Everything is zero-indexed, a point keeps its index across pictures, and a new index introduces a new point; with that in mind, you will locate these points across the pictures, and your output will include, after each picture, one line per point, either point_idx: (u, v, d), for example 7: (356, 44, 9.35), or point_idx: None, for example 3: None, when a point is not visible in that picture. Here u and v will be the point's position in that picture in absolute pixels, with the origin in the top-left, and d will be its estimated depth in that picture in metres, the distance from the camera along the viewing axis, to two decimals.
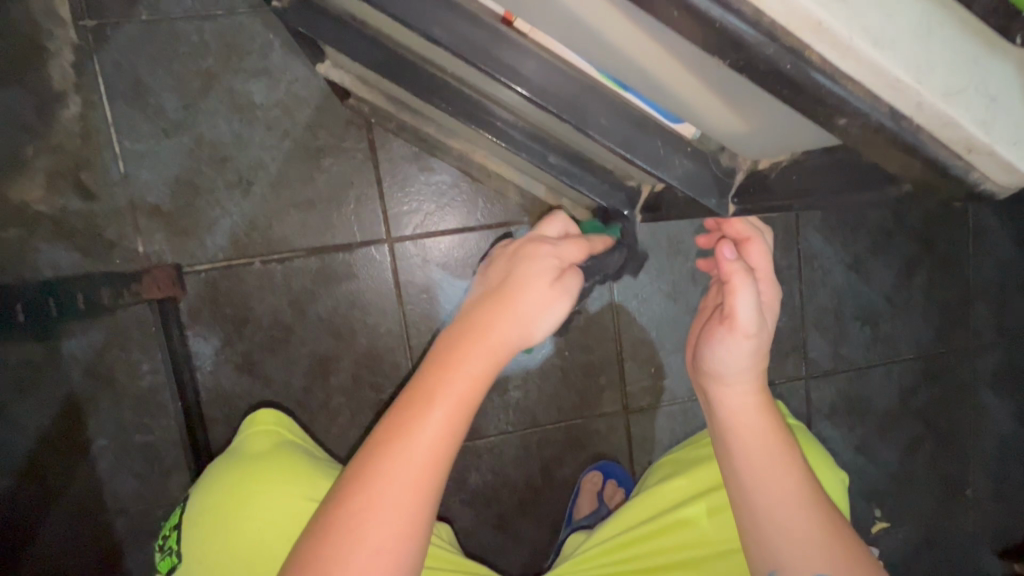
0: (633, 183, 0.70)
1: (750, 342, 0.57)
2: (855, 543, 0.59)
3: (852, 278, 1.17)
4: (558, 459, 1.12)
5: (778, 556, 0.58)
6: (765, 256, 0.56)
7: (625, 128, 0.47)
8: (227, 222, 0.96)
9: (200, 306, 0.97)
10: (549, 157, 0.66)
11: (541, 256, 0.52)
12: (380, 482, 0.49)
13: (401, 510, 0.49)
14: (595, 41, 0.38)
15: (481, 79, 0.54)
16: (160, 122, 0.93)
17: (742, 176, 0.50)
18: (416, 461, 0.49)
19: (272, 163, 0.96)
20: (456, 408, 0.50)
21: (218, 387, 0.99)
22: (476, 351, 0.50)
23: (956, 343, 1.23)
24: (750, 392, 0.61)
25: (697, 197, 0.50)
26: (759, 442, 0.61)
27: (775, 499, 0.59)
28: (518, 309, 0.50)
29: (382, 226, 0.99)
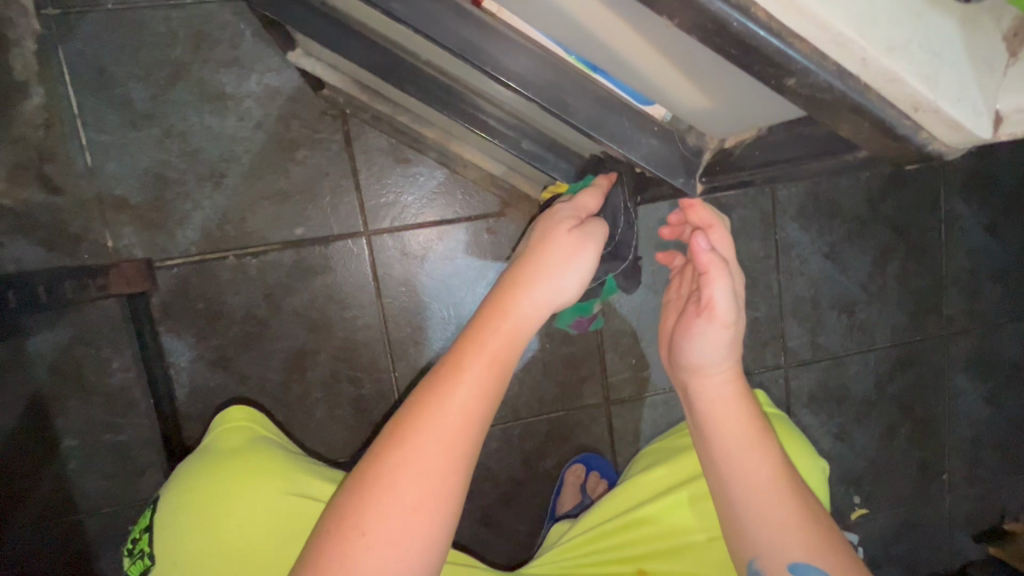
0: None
1: (727, 332, 0.57)
2: (831, 527, 0.59)
3: (828, 267, 1.18)
4: (541, 452, 1.12)
5: (760, 546, 0.59)
6: (730, 243, 0.55)
7: (593, 107, 0.47)
8: (199, 215, 0.94)
9: (172, 301, 0.95)
10: (523, 143, 0.66)
11: (562, 216, 0.52)
12: (403, 456, 0.47)
13: (426, 487, 0.47)
14: (560, 17, 0.37)
15: (452, 64, 0.53)
16: (127, 113, 0.91)
17: (710, 155, 0.51)
18: (441, 432, 0.47)
19: (244, 154, 0.94)
20: (483, 377, 0.49)
21: (192, 384, 0.97)
22: (503, 318, 0.50)
23: (930, 330, 1.25)
24: (725, 380, 0.61)
25: (665, 177, 0.50)
26: (736, 433, 0.60)
27: (755, 491, 0.59)
28: (547, 266, 0.50)
29: (358, 218, 0.98)
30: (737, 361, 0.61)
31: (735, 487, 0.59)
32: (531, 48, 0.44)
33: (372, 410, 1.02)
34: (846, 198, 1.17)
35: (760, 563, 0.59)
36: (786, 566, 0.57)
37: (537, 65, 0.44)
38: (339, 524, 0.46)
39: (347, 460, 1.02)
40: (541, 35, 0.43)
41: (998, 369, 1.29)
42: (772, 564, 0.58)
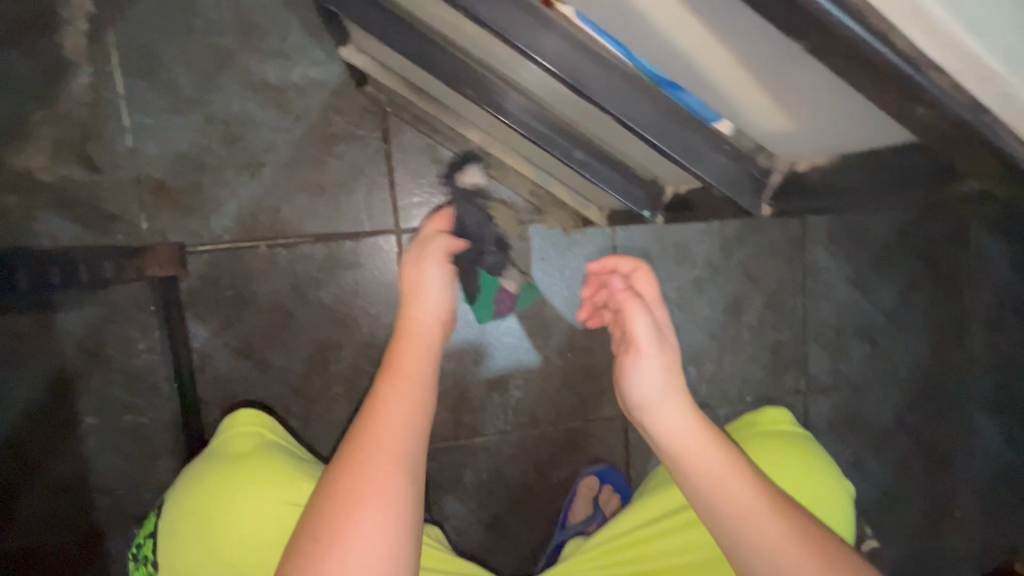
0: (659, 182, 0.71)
1: (659, 360, 0.58)
2: (813, 525, 0.56)
3: (854, 295, 1.18)
4: (554, 461, 1.11)
5: (749, 564, 0.54)
6: (653, 284, 0.62)
7: (668, 124, 0.47)
8: (234, 203, 0.94)
9: (201, 287, 0.95)
10: (575, 153, 0.65)
11: (412, 252, 0.54)
12: (350, 492, 0.46)
13: (377, 525, 0.45)
14: (657, 41, 0.38)
15: (517, 68, 0.53)
16: (172, 98, 0.91)
17: (778, 177, 0.51)
18: (381, 459, 0.47)
19: (284, 146, 0.95)
20: (412, 405, 0.49)
21: (215, 371, 0.97)
22: (406, 343, 0.52)
23: (952, 363, 1.24)
24: (679, 409, 0.57)
25: (733, 195, 0.51)
26: (703, 456, 0.56)
27: (734, 512, 0.54)
28: (423, 300, 0.53)
29: (390, 216, 0.98)
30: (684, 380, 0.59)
31: (714, 510, 0.55)
32: (616, 67, 0.44)
33: None
34: (876, 226, 1.16)
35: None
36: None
37: (620, 84, 0.44)
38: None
39: None
40: (628, 54, 0.43)
41: None
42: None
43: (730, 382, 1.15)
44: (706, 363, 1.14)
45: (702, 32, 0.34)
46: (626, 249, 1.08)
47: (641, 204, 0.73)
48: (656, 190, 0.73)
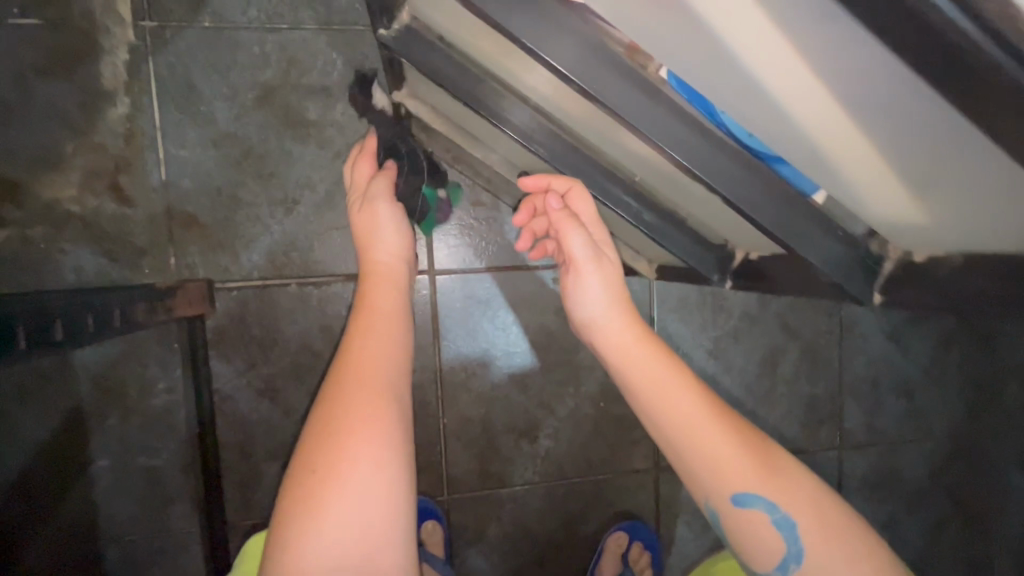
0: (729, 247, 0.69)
1: (596, 276, 0.57)
2: (760, 436, 0.52)
3: (891, 348, 1.15)
4: (582, 515, 1.06)
5: (702, 482, 0.50)
6: (588, 203, 0.60)
7: (775, 203, 0.46)
8: (267, 239, 0.92)
9: (227, 325, 0.92)
10: (644, 214, 0.65)
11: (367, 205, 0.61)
12: (334, 412, 0.47)
13: (363, 439, 0.46)
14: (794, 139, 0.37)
15: (602, 132, 0.53)
16: (209, 131, 0.89)
17: (890, 264, 0.49)
18: (358, 380, 0.49)
19: (320, 183, 0.92)
20: (381, 321, 0.54)
21: (236, 413, 0.93)
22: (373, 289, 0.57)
23: (989, 422, 1.20)
24: (623, 327, 0.55)
25: (844, 282, 0.49)
26: (653, 374, 0.51)
27: (682, 427, 0.50)
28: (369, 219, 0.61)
29: (425, 257, 0.96)
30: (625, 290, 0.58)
31: (665, 435, 0.51)
32: (730, 153, 0.44)
33: (416, 455, 0.99)
34: None
35: (710, 501, 0.51)
36: (732, 498, 0.49)
37: (732, 170, 0.45)
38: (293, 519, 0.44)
39: None
40: (750, 141, 0.42)
41: None
42: (720, 499, 0.50)
43: (764, 436, 1.11)
44: (741, 415, 1.10)
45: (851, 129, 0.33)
46: (662, 297, 1.06)
47: (707, 265, 0.70)
48: (718, 250, 0.70)
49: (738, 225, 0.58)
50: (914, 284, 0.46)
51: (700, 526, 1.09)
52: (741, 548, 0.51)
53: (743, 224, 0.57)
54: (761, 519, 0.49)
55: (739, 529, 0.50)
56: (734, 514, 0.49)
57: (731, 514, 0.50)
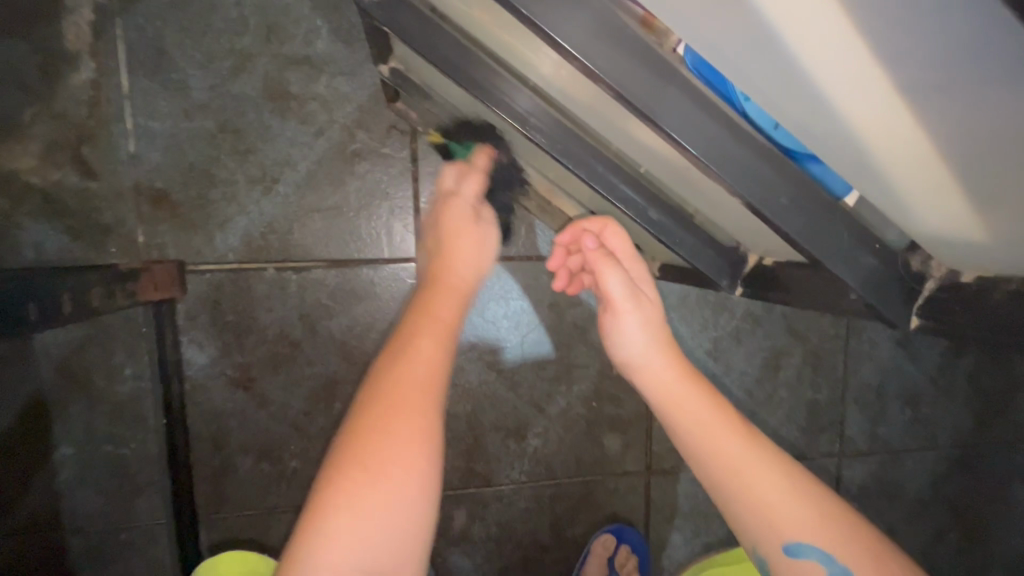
0: (741, 250, 0.63)
1: (635, 317, 0.55)
2: (815, 483, 0.49)
3: (899, 355, 1.10)
4: (570, 517, 1.02)
5: (751, 530, 0.48)
6: (623, 240, 0.59)
7: (809, 214, 0.41)
8: (243, 220, 0.86)
9: (200, 310, 0.86)
10: (649, 212, 0.59)
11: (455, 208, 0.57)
12: (386, 415, 0.41)
13: (413, 456, 0.40)
14: (844, 137, 0.33)
15: (608, 119, 0.47)
16: (181, 101, 0.82)
17: (932, 284, 0.43)
18: (421, 383, 0.43)
19: (302, 161, 0.86)
20: (437, 346, 0.45)
21: (208, 402, 0.88)
22: (444, 290, 0.51)
23: (995, 433, 1.16)
24: (667, 368, 0.54)
25: (877, 303, 0.44)
26: (696, 416, 0.50)
27: (727, 470, 0.48)
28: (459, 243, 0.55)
29: (412, 245, 0.90)
30: (663, 326, 0.56)
31: (707, 473, 0.49)
32: (756, 148, 0.38)
33: None
34: None
35: (758, 549, 0.48)
36: (785, 549, 0.46)
37: (757, 166, 0.39)
38: (317, 519, 0.38)
39: None
40: (777, 133, 0.37)
41: None
42: (770, 547, 0.47)
43: None
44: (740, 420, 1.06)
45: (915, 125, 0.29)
46: (662, 294, 1.00)
47: (715, 267, 0.64)
48: (726, 251, 0.64)
49: (752, 224, 0.52)
50: (962, 308, 0.41)
51: (691, 531, 1.05)
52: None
53: (757, 224, 0.51)
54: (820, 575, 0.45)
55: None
56: (785, 564, 0.47)
57: (781, 566, 0.47)
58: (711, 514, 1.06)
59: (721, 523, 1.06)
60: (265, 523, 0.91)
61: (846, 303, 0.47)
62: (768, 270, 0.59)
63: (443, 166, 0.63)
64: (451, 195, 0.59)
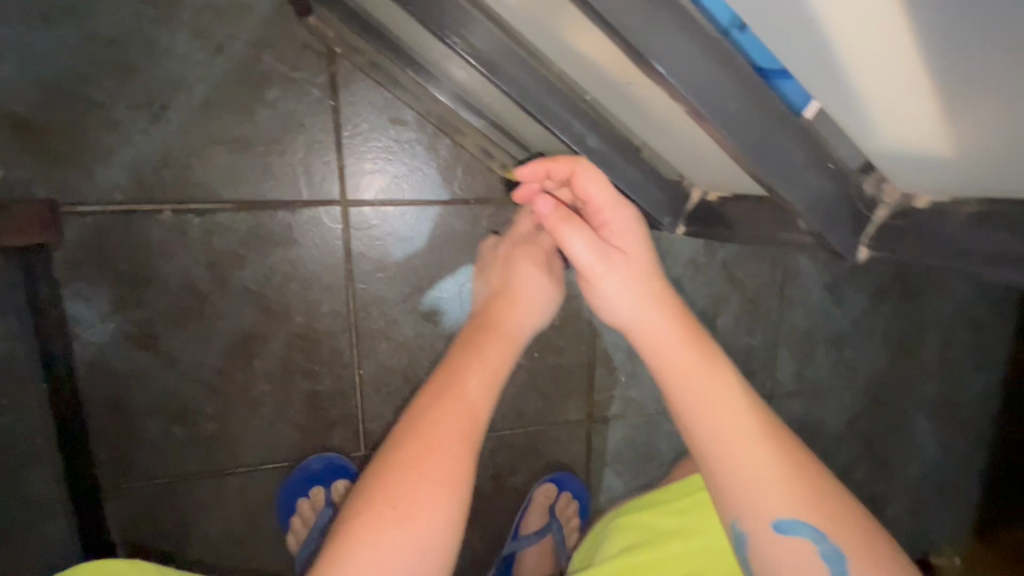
0: (685, 185, 0.59)
1: (613, 282, 0.48)
2: (807, 461, 0.47)
3: (828, 300, 1.13)
4: (511, 467, 1.01)
5: (737, 503, 0.46)
6: (589, 184, 0.50)
7: (761, 130, 0.38)
8: (129, 153, 0.74)
9: (85, 258, 0.75)
10: (588, 140, 0.53)
11: (526, 256, 0.59)
12: (419, 453, 0.47)
13: (439, 499, 0.46)
14: (821, 44, 0.30)
15: (540, 24, 0.41)
16: (38, 5, 0.69)
17: (883, 212, 0.42)
18: (458, 425, 0.49)
19: (197, 85, 0.74)
20: (480, 385, 0.51)
21: (103, 362, 0.78)
22: (500, 338, 0.55)
23: (911, 373, 1.21)
24: (668, 329, 0.48)
25: (825, 230, 0.42)
26: (692, 381, 0.46)
27: (719, 447, 0.45)
28: (523, 300, 0.57)
29: (333, 185, 0.81)
30: (687, 311, 0.49)
31: (696, 447, 0.46)
32: (707, 49, 0.34)
33: (327, 410, 0.87)
34: None
35: (741, 525, 0.46)
36: (771, 525, 0.45)
37: (709, 74, 0.35)
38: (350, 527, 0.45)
39: (291, 466, 0.88)
40: (737, 35, 0.33)
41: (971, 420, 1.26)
42: (756, 525, 0.45)
43: None
44: None
45: (877, 12, 0.25)
46: None
47: (656, 205, 0.61)
48: (672, 189, 0.60)
49: (708, 159, 0.47)
50: (913, 238, 0.39)
51: (630, 475, 1.07)
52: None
53: (716, 159, 0.46)
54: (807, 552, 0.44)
55: (771, 560, 0.45)
56: (769, 541, 0.45)
57: (766, 544, 0.45)
58: (649, 458, 1.07)
59: (659, 467, 1.08)
60: (181, 489, 0.85)
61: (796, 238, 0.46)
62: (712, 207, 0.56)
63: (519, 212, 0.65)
64: (531, 239, 0.61)
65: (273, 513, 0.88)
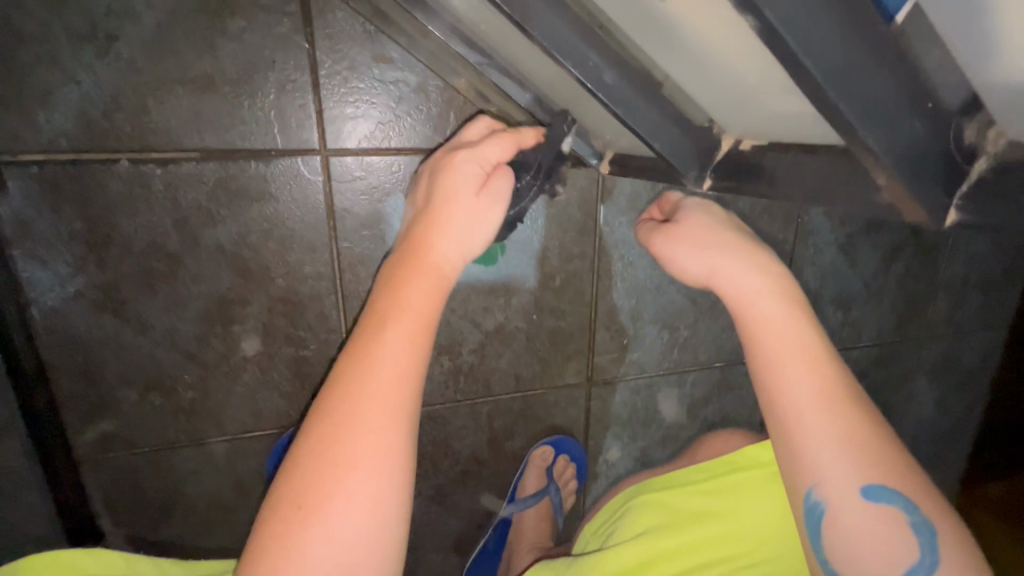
0: (714, 130, 0.49)
1: (675, 250, 0.58)
2: (892, 434, 0.49)
3: (840, 259, 1.07)
4: (508, 431, 0.99)
5: (817, 470, 0.47)
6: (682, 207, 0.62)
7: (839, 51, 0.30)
8: (74, 93, 0.65)
9: (34, 215, 0.68)
10: (606, 74, 0.45)
11: (463, 162, 0.56)
12: (342, 411, 0.45)
13: (370, 475, 0.43)
14: None
15: None
16: None
17: (985, 164, 0.33)
18: (375, 399, 0.45)
19: (146, 12, 0.64)
20: (405, 341, 0.47)
21: (67, 328, 0.72)
22: (423, 273, 0.51)
23: (918, 334, 1.17)
24: (756, 283, 0.52)
25: (915, 199, 0.34)
26: (779, 336, 0.50)
27: (798, 408, 0.48)
28: (446, 223, 0.53)
29: (313, 133, 0.72)
30: (782, 282, 0.53)
31: (776, 415, 0.49)
32: None
33: (315, 376, 0.82)
34: None
35: (817, 492, 0.47)
36: (856, 491, 0.46)
37: None
38: (280, 526, 0.42)
39: (279, 433, 0.84)
40: None
41: (972, 380, 1.24)
42: (839, 490, 0.47)
43: (703, 351, 1.03)
44: (681, 329, 1.00)
45: None
46: (612, 193, 0.88)
47: (681, 156, 0.50)
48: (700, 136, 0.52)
49: (763, 98, 0.38)
50: None
51: (629, 437, 1.05)
52: (837, 549, 0.47)
53: (764, 100, 0.39)
54: (892, 518, 0.45)
55: (849, 526, 0.46)
56: (851, 507, 0.46)
57: (849, 509, 0.46)
58: (649, 420, 1.05)
59: (657, 429, 1.06)
60: (164, 459, 0.81)
61: (867, 204, 0.36)
62: (746, 158, 0.46)
63: (474, 117, 0.64)
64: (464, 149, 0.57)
65: (263, 481, 0.85)
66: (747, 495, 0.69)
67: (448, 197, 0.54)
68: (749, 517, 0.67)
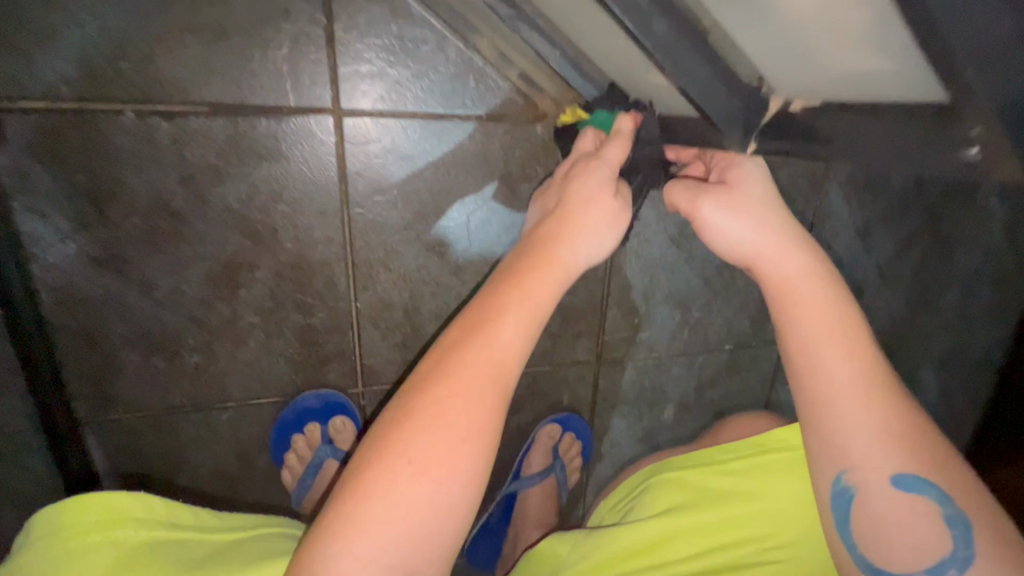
0: (764, 89, 0.46)
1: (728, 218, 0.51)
2: (932, 427, 0.49)
3: (855, 245, 1.06)
4: (515, 407, 0.98)
5: (853, 453, 0.48)
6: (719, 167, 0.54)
7: None
8: (76, 37, 0.62)
9: (34, 165, 0.65)
10: (653, 23, 0.42)
11: (595, 170, 0.53)
12: (441, 385, 0.43)
13: (465, 457, 0.42)
14: None
15: None
16: None
17: None
18: (475, 381, 0.43)
19: None
20: (520, 327, 0.46)
21: (68, 286, 0.70)
22: (546, 265, 0.48)
23: (927, 324, 1.16)
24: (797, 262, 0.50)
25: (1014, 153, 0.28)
26: (820, 314, 0.49)
27: (854, 386, 0.48)
28: (581, 223, 0.51)
29: (327, 91, 0.69)
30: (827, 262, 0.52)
31: (817, 395, 0.49)
32: None
33: (322, 345, 0.80)
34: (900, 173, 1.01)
35: (851, 475, 0.48)
36: (889, 479, 0.47)
37: None
38: (358, 488, 0.41)
39: (285, 402, 0.82)
40: None
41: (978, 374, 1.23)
42: (871, 475, 0.47)
43: (713, 333, 1.01)
44: (693, 309, 0.99)
45: None
46: None
47: (726, 116, 0.47)
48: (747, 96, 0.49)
49: (822, 48, 0.37)
50: None
51: (635, 417, 1.04)
52: (863, 530, 0.48)
53: (825, 52, 0.37)
54: (925, 505, 0.46)
55: (882, 512, 0.47)
56: (884, 492, 0.47)
57: (891, 496, 0.47)
58: (656, 401, 1.04)
59: (663, 409, 1.05)
60: (167, 424, 0.79)
61: (950, 164, 0.33)
62: (800, 120, 0.43)
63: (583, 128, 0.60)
64: (597, 158, 0.54)
65: (267, 450, 0.84)
66: (775, 480, 0.67)
67: (585, 198, 0.51)
68: (777, 499, 0.66)
